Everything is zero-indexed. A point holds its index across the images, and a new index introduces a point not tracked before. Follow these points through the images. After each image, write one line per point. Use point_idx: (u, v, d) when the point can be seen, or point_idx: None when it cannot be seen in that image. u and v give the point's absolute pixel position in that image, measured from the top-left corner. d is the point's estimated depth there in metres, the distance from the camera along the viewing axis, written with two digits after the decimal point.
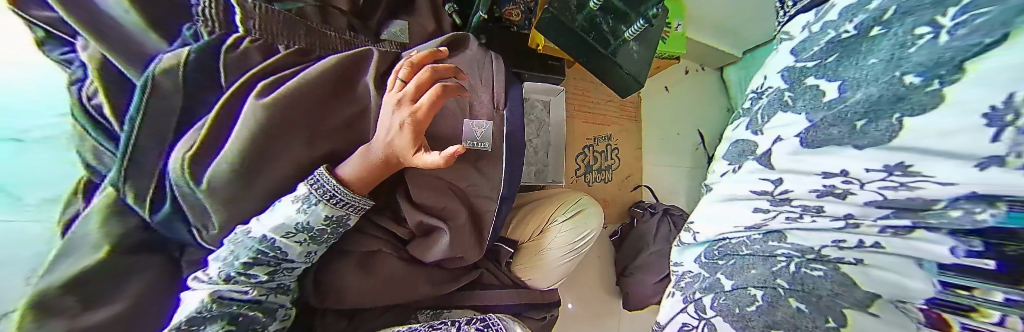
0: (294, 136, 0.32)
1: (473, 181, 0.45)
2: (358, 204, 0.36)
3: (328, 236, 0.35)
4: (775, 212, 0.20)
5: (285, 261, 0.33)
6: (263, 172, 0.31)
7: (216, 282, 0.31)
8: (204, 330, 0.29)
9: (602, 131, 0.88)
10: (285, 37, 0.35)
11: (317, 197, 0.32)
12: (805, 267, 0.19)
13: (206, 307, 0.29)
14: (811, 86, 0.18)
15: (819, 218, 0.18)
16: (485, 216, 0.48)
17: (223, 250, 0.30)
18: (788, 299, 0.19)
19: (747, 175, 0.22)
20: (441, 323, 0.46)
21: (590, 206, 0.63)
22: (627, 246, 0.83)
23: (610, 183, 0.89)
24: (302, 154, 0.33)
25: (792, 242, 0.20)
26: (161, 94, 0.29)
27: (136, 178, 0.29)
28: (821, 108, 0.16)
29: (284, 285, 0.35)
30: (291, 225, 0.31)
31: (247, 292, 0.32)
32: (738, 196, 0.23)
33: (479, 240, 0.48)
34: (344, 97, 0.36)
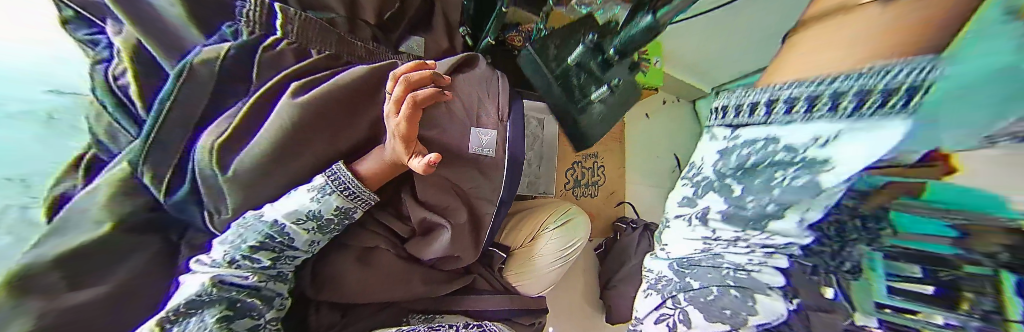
0: (317, 135, 0.34)
1: (475, 184, 0.46)
2: (364, 199, 0.37)
3: (335, 227, 0.37)
4: (710, 240, 0.17)
5: (289, 248, 0.35)
6: (281, 163, 0.33)
7: (223, 263, 0.32)
8: (202, 313, 0.30)
9: (606, 145, 0.89)
10: (318, 43, 0.36)
11: (332, 188, 0.34)
12: (736, 269, 0.16)
13: (206, 291, 0.30)
14: (735, 190, 0.15)
15: (749, 243, 0.15)
16: (484, 219, 0.48)
17: (235, 232, 0.32)
18: (732, 292, 0.16)
19: (687, 230, 0.18)
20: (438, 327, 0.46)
21: (579, 215, 0.63)
22: (610, 258, 0.82)
23: (597, 197, 0.88)
24: (322, 150, 0.35)
25: (725, 255, 0.16)
26: (196, 81, 0.31)
27: (160, 158, 0.31)
28: (766, 217, 0.14)
29: (283, 274, 0.36)
30: (303, 212, 0.33)
31: (247, 278, 0.33)
32: (677, 237, 0.19)
33: (477, 241, 0.48)
34: (367, 104, 0.37)
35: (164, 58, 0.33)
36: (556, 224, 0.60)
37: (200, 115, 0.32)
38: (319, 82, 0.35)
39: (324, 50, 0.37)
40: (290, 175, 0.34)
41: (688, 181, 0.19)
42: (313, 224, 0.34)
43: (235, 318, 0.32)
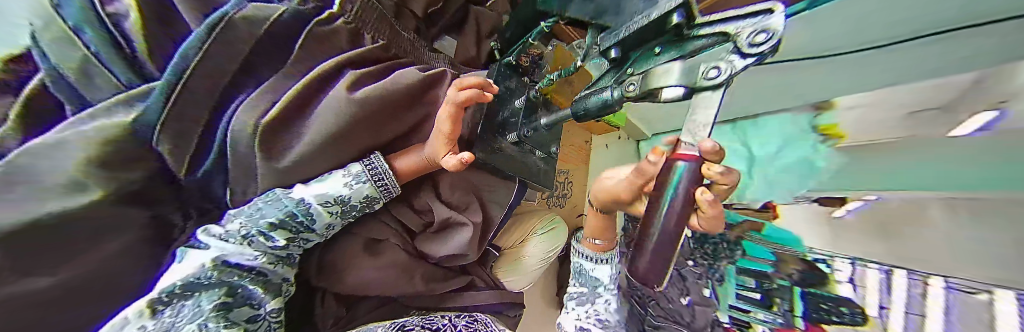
0: (364, 127, 0.34)
1: (492, 188, 0.50)
2: (392, 189, 0.36)
3: (357, 214, 0.36)
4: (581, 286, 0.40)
5: (306, 231, 0.32)
6: (328, 150, 0.32)
7: (234, 237, 0.29)
8: (198, 298, 0.26)
9: (578, 164, 1.04)
10: (373, 29, 0.37)
11: (367, 177, 0.34)
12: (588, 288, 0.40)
13: (206, 274, 0.27)
14: (582, 270, 0.41)
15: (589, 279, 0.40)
16: (492, 222, 0.52)
17: (256, 205, 0.30)
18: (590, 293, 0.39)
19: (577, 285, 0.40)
20: (434, 316, 0.49)
21: (561, 225, 0.71)
22: (570, 260, 0.94)
23: (565, 208, 1.01)
24: (366, 140, 0.35)
25: (586, 289, 0.39)
26: (229, 38, 0.28)
27: (178, 123, 0.27)
28: (588, 276, 0.40)
29: (292, 257, 0.33)
30: (333, 196, 0.32)
31: (255, 259, 0.29)
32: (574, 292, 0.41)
33: (482, 243, 0.51)
34: (412, 106, 0.38)
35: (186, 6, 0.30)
36: (545, 233, 0.67)
37: (231, 76, 0.29)
38: (374, 75, 0.35)
39: (377, 38, 0.37)
40: (331, 157, 0.33)
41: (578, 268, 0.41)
42: (336, 209, 0.33)
43: (233, 307, 0.28)
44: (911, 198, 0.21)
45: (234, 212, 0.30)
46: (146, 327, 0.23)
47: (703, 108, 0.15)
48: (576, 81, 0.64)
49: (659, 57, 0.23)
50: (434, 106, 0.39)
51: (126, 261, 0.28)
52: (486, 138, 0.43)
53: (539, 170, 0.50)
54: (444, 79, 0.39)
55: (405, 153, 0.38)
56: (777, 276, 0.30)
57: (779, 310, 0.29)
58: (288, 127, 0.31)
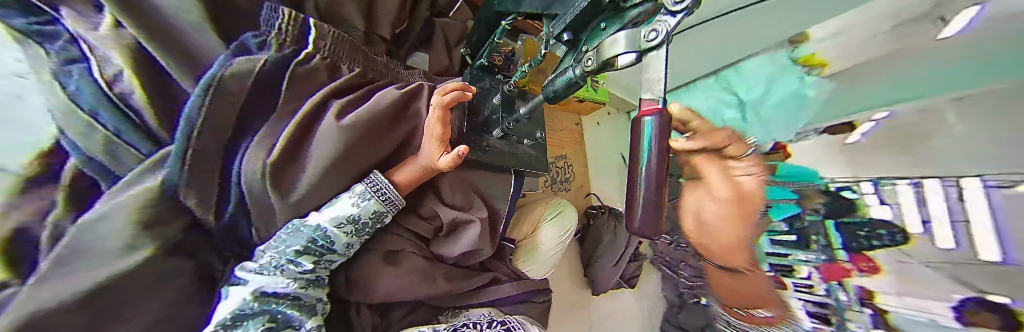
0: (361, 150, 0.37)
1: (490, 182, 0.53)
2: (397, 201, 0.39)
3: (370, 230, 0.38)
4: None
5: (329, 251, 0.35)
6: (333, 174, 0.35)
7: (269, 269, 0.32)
8: (246, 327, 0.29)
9: (573, 146, 1.06)
10: (348, 59, 0.41)
11: (371, 194, 0.37)
12: None
13: (248, 305, 0.29)
14: None
15: None
16: (500, 214, 0.54)
17: (280, 237, 0.33)
18: None
19: None
20: (464, 325, 0.46)
21: (567, 207, 0.72)
22: (588, 241, 0.95)
23: (571, 191, 1.02)
24: (364, 161, 0.38)
25: None
26: (225, 93, 0.31)
27: (200, 178, 0.30)
28: None
29: (320, 279, 0.36)
30: (345, 216, 0.35)
31: (287, 286, 0.32)
32: None
33: (494, 236, 0.54)
34: (399, 123, 0.41)
35: (179, 71, 0.33)
36: (554, 214, 0.70)
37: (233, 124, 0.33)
38: (358, 101, 0.39)
39: (353, 67, 0.42)
40: (338, 182, 0.36)
41: None
42: (351, 228, 0.36)
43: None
44: (917, 107, 0.25)
45: (264, 245, 0.33)
46: None
47: (653, 68, 0.17)
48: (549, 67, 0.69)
49: (605, 31, 0.26)
50: (418, 118, 0.43)
51: (174, 317, 0.29)
52: (474, 133, 0.47)
53: (530, 157, 0.53)
54: (421, 92, 0.43)
55: (403, 167, 0.41)
56: (806, 213, 0.36)
57: (816, 245, 0.35)
58: (293, 162, 0.34)
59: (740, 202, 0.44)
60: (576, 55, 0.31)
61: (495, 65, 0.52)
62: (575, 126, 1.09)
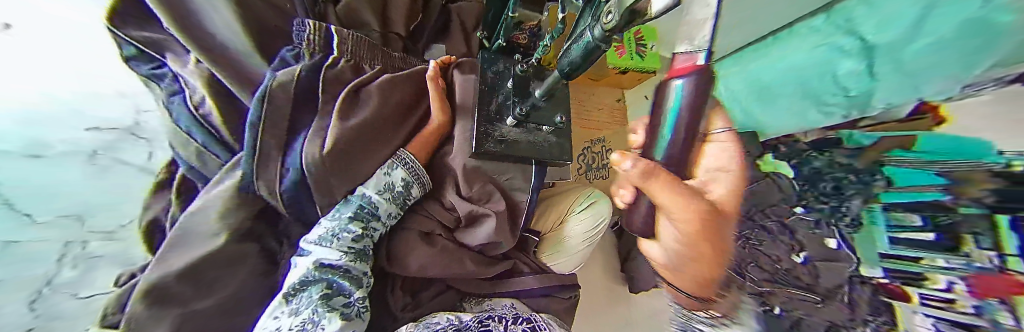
0: (388, 128, 0.45)
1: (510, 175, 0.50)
2: (421, 174, 0.46)
3: (401, 201, 0.45)
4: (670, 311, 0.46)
5: (372, 219, 0.43)
6: (367, 151, 0.43)
7: (323, 243, 0.40)
8: (310, 290, 0.39)
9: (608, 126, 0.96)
10: (368, 58, 0.46)
11: (399, 164, 0.44)
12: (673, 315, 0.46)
13: (309, 274, 0.39)
14: None
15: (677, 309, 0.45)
16: (519, 207, 0.53)
17: (334, 212, 0.42)
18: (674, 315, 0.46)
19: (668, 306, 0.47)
20: (489, 319, 0.48)
21: (602, 198, 0.64)
22: None
23: None
24: (390, 137, 0.45)
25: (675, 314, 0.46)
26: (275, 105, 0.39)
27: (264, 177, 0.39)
28: None
29: (364, 251, 0.43)
30: (380, 184, 0.43)
31: (336, 261, 0.40)
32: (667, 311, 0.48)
33: (513, 228, 0.54)
34: (417, 108, 0.48)
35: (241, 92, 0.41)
36: (586, 204, 0.64)
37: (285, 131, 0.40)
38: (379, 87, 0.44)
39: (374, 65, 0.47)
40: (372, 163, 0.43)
41: None
42: (387, 195, 0.44)
43: (331, 296, 0.39)
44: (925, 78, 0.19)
45: (323, 219, 0.42)
46: (285, 309, 0.37)
47: None
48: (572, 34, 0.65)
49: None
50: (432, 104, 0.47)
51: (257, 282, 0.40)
52: (483, 125, 0.45)
53: (549, 145, 0.49)
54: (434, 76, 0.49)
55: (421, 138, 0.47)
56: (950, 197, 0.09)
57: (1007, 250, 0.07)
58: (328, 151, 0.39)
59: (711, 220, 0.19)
60: (594, 10, 0.27)
61: (518, 44, 0.52)
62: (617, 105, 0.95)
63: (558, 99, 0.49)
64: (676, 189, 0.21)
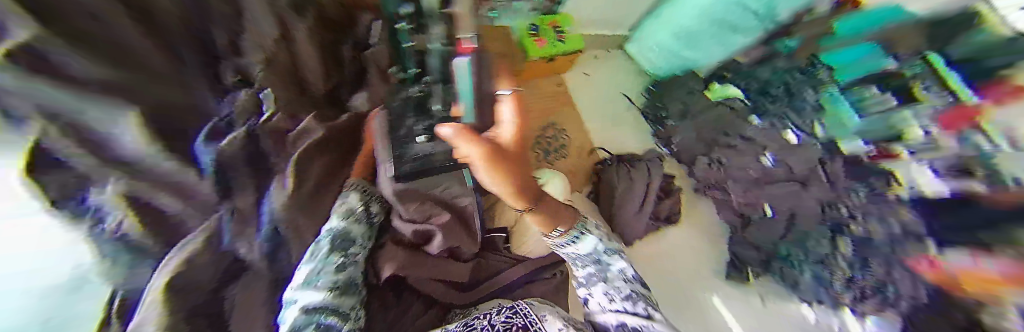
0: (332, 162, 0.60)
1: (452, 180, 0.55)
2: (375, 195, 0.56)
3: (368, 219, 0.52)
4: (576, 263, 0.52)
5: (345, 252, 0.44)
6: (317, 191, 0.56)
7: (307, 286, 0.38)
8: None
9: (545, 115, 1.20)
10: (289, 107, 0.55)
11: (354, 190, 0.53)
12: (580, 266, 0.52)
13: (301, 325, 0.34)
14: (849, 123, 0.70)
15: (577, 260, 0.51)
16: (465, 211, 0.58)
17: (308, 255, 0.41)
18: (581, 268, 0.51)
19: (577, 260, 0.52)
20: (473, 319, 0.49)
21: (553, 175, 0.83)
22: (601, 198, 1.06)
23: (567, 160, 1.15)
24: (329, 169, 0.59)
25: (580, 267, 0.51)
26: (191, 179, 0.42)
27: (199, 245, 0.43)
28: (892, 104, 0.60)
29: (341, 288, 0.41)
30: (347, 210, 0.49)
31: (323, 302, 0.37)
32: (584, 267, 0.52)
33: (469, 230, 0.60)
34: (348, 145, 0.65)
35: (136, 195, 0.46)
36: (546, 182, 0.78)
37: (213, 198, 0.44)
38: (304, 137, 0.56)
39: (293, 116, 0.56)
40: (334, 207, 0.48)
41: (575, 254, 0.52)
42: (351, 219, 0.48)
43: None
44: None
45: (303, 263, 0.40)
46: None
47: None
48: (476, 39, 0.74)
49: None
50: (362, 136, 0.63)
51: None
52: (393, 147, 0.46)
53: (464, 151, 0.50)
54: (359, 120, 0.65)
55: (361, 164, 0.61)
56: None
57: None
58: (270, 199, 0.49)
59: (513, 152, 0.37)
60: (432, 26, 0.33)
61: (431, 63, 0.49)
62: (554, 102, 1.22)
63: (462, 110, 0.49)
64: (490, 154, 0.33)
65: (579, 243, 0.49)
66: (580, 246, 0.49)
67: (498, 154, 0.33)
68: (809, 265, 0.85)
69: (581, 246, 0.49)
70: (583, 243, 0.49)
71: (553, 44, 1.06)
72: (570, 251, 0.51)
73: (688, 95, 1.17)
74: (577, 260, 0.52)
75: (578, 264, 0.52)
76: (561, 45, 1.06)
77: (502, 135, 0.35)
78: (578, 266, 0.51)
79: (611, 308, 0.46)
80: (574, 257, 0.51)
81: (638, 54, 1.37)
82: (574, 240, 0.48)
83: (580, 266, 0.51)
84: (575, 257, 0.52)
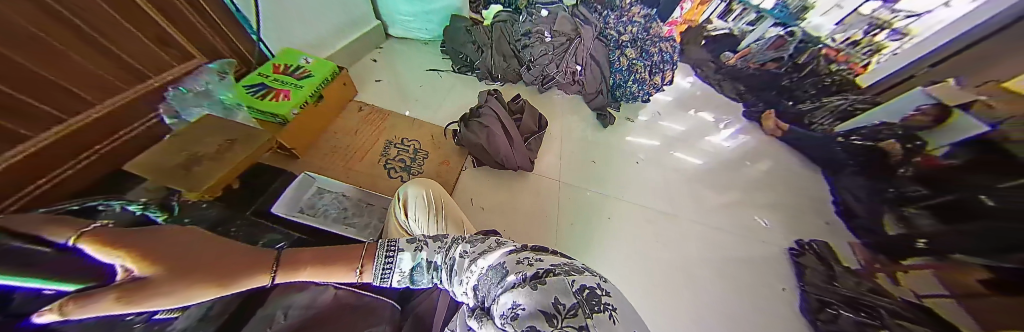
0: None
1: (289, 299, 0.46)
2: None
3: None
4: (461, 281, 0.39)
5: None
6: None
7: None
8: None
9: (378, 136, 1.09)
10: None
11: None
12: (462, 276, 0.39)
13: None
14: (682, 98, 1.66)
15: (457, 275, 0.39)
16: (330, 306, 0.47)
17: None
18: (462, 276, 0.38)
19: (457, 271, 0.40)
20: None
21: (413, 185, 0.68)
22: (483, 156, 1.10)
23: (431, 159, 1.09)
24: None
25: (462, 279, 0.38)
26: None
27: None
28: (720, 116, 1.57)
29: None
30: None
31: None
32: (467, 277, 0.37)
33: (354, 312, 0.47)
34: None
35: None
36: (405, 207, 0.66)
37: None
38: None
39: None
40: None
41: (438, 270, 0.42)
42: None
43: None
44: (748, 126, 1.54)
45: None
46: None
47: None
48: (165, 156, 0.58)
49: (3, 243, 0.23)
50: None
51: None
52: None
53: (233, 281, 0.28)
54: None
55: None
56: None
57: None
58: None
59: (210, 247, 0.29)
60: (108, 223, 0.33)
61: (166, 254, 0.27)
62: (365, 127, 1.10)
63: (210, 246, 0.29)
64: (134, 293, 0.22)
65: (401, 261, 0.40)
66: (404, 269, 0.40)
67: (168, 282, 0.24)
68: (631, 81, 1.56)
69: (412, 257, 0.41)
70: (410, 255, 0.40)
71: (296, 89, 0.92)
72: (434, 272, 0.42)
73: (467, 34, 1.53)
74: (460, 274, 0.39)
75: (460, 276, 0.39)
76: (303, 89, 0.92)
77: (149, 269, 0.24)
78: (461, 278, 0.39)
79: (459, 290, 0.39)
80: (456, 276, 0.40)
81: (405, 32, 1.60)
82: (388, 275, 0.39)
83: (457, 275, 0.40)
84: (453, 277, 0.40)
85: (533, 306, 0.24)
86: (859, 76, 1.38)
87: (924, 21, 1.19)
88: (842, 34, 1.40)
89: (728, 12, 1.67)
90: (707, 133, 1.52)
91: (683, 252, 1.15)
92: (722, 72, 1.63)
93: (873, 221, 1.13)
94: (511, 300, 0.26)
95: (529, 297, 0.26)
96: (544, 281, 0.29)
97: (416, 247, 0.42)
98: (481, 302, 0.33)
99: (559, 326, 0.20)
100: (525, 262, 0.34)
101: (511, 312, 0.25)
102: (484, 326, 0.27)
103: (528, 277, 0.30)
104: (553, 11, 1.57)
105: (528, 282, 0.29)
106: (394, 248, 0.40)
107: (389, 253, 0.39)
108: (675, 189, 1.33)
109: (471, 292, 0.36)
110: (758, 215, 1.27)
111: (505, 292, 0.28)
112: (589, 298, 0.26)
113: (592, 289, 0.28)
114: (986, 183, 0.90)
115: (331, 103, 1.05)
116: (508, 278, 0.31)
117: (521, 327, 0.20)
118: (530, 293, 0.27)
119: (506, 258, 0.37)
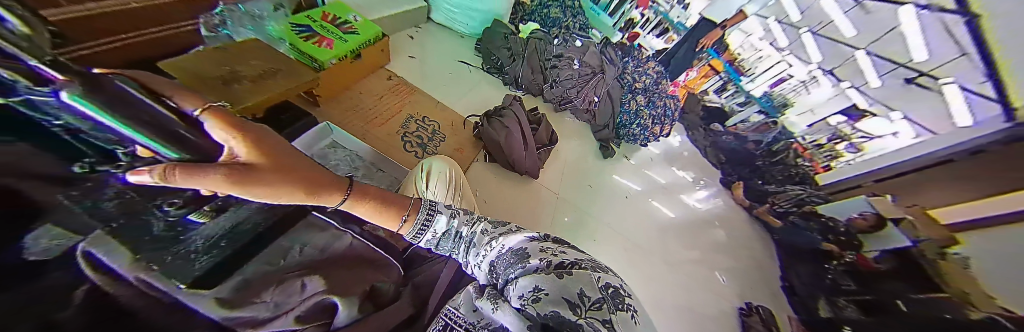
0: None
1: (310, 236, 0.52)
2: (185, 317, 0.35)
3: None
4: (480, 250, 0.43)
5: None
6: None
7: None
8: None
9: (401, 108, 1.11)
10: None
11: None
12: (484, 248, 0.43)
13: None
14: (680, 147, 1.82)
15: (479, 246, 0.44)
16: (345, 252, 0.54)
17: None
18: (484, 247, 0.43)
19: (481, 241, 0.44)
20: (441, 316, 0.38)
21: (434, 160, 0.70)
22: (496, 154, 1.15)
23: (448, 141, 1.12)
24: None
25: (483, 250, 0.43)
26: None
27: None
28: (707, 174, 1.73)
29: None
30: None
31: None
32: (488, 251, 0.42)
33: (364, 265, 0.53)
34: None
35: None
36: (426, 179, 0.67)
37: None
38: None
39: None
40: (35, 211, 0.21)
41: (464, 239, 0.45)
42: None
43: None
44: None
45: None
46: None
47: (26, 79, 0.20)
48: (197, 63, 0.58)
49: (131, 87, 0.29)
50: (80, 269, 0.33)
51: None
52: (177, 252, 0.34)
53: (302, 191, 0.32)
54: None
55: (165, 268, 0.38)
56: None
57: None
58: None
59: (295, 156, 0.31)
60: None
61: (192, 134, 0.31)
62: (392, 94, 1.13)
63: (294, 156, 0.31)
64: (237, 178, 0.24)
65: (436, 222, 0.44)
66: (437, 230, 0.44)
67: (264, 175, 0.26)
68: (635, 123, 1.66)
69: (447, 219, 0.45)
70: (445, 221, 0.45)
71: (340, 41, 0.94)
72: (461, 241, 0.45)
73: (504, 40, 1.62)
74: (485, 242, 0.43)
75: (482, 246, 0.43)
76: (347, 43, 0.95)
77: (253, 158, 0.26)
78: (484, 249, 0.42)
79: (474, 260, 0.43)
80: (478, 247, 0.44)
81: (446, 21, 1.67)
82: (424, 230, 0.44)
83: (479, 246, 0.43)
84: (474, 250, 0.44)
85: (557, 292, 0.30)
86: (818, 174, 1.24)
87: (875, 141, 1.02)
88: (812, 137, 1.23)
89: (724, 89, 1.53)
90: (683, 191, 1.63)
91: (652, 289, 1.23)
92: (706, 139, 1.74)
93: (811, 301, 1.21)
94: (531, 285, 0.32)
95: (551, 284, 0.31)
96: (571, 272, 0.33)
97: (452, 213, 0.46)
98: (497, 283, 0.38)
99: (582, 317, 0.28)
100: (549, 252, 0.38)
101: (533, 294, 0.31)
102: (501, 309, 0.32)
103: (553, 265, 0.35)
104: (586, 44, 1.70)
105: (552, 270, 0.34)
106: (436, 208, 0.45)
107: (426, 210, 0.45)
108: (654, 231, 1.43)
109: (487, 263, 0.41)
110: (717, 271, 1.38)
111: (524, 276, 0.34)
112: (613, 297, 0.31)
113: (616, 289, 0.33)
114: (900, 290, 0.91)
115: (368, 63, 1.08)
116: (531, 262, 0.36)
117: (546, 311, 0.28)
118: (559, 278, 0.32)
119: (527, 244, 0.40)
